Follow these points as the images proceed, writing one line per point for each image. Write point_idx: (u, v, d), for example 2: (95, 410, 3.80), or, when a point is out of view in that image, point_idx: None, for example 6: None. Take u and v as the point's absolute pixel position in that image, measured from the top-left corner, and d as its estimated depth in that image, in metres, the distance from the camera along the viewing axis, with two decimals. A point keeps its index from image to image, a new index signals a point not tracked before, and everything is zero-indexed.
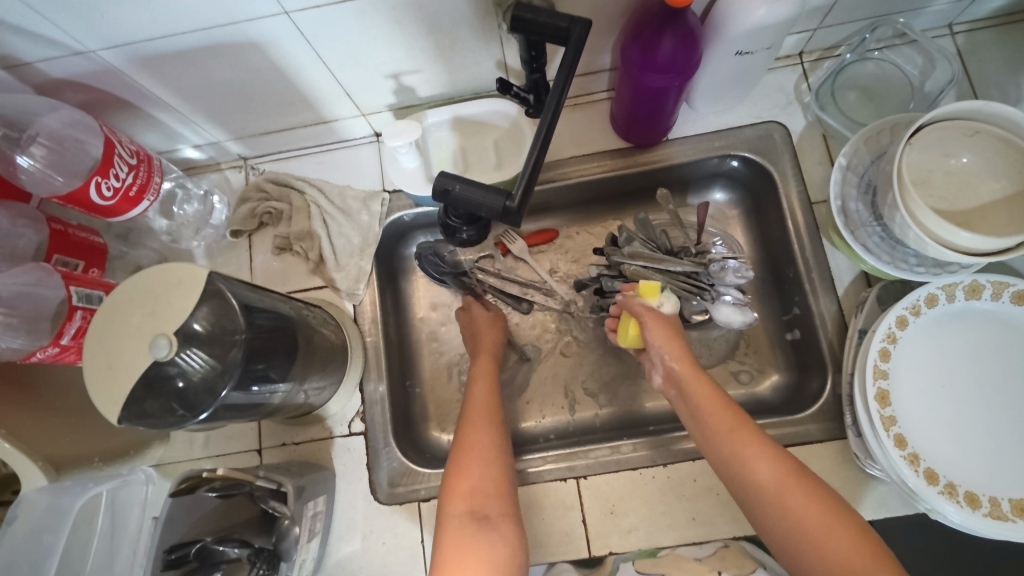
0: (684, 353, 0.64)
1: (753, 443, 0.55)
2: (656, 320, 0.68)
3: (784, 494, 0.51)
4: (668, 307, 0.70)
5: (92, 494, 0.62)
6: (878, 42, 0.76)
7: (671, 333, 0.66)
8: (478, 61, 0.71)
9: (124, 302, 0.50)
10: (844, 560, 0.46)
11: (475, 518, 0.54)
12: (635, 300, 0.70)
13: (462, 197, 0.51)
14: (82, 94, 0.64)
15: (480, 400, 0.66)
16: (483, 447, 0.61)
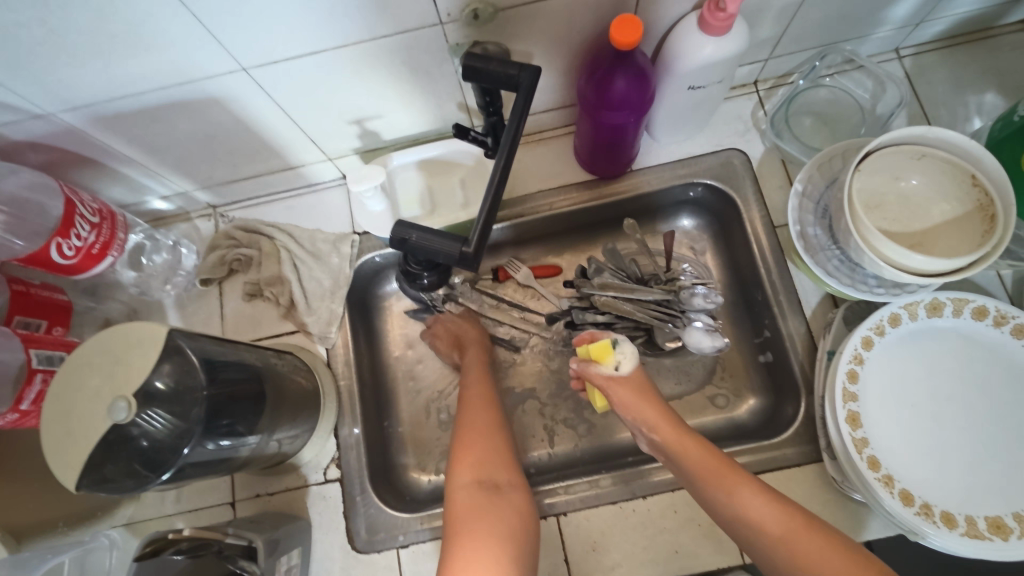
0: (664, 413, 0.65)
1: (751, 489, 0.57)
2: (621, 385, 0.67)
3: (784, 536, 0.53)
4: (627, 364, 0.68)
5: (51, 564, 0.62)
6: (828, 69, 0.79)
7: (642, 398, 0.66)
8: (439, 104, 0.72)
9: (82, 366, 0.50)
10: None
11: (484, 489, 0.58)
12: (592, 368, 0.69)
13: (419, 245, 0.51)
14: (44, 154, 0.64)
15: (477, 400, 0.68)
16: (483, 429, 0.64)
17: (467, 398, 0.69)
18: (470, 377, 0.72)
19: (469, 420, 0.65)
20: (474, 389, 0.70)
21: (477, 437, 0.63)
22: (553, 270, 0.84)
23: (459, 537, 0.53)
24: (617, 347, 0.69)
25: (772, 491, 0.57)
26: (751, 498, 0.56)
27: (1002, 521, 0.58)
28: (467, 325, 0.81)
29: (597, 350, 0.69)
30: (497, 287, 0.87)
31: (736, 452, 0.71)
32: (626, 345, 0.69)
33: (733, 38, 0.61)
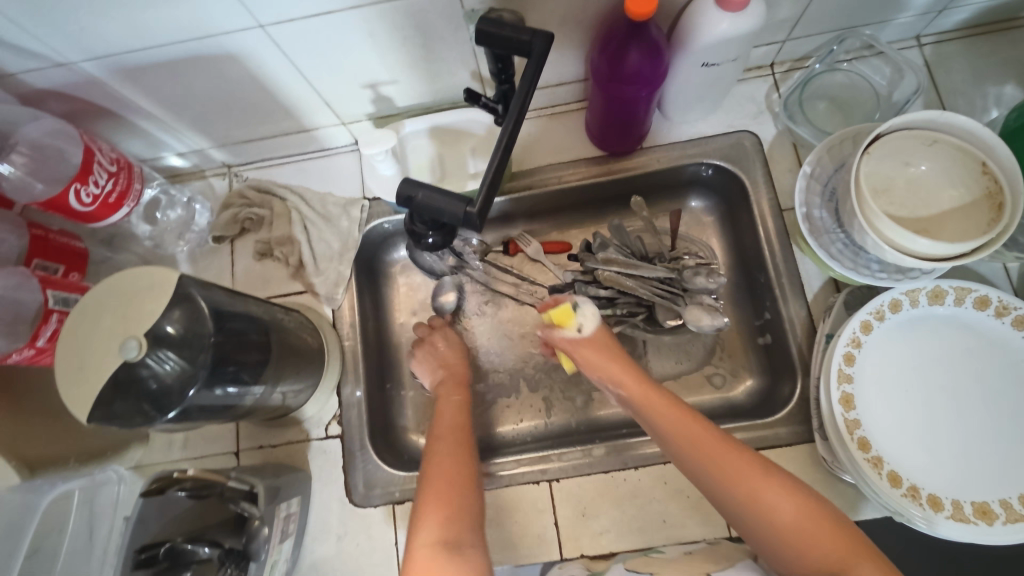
0: (628, 368, 0.65)
1: (728, 452, 0.54)
2: (585, 346, 0.69)
3: (760, 501, 0.51)
4: (589, 324, 0.70)
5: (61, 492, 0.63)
6: (847, 54, 0.78)
7: (606, 356, 0.67)
8: (453, 71, 0.73)
9: (97, 306, 0.51)
10: None
11: (445, 547, 0.49)
12: (556, 334, 0.71)
13: (424, 203, 0.52)
14: (65, 103, 0.65)
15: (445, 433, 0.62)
16: (451, 473, 0.56)
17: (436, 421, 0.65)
18: (444, 414, 0.66)
19: (439, 454, 0.59)
20: (445, 419, 0.65)
21: (443, 478, 0.56)
22: (563, 246, 0.85)
23: None
24: (577, 308, 0.70)
25: (762, 461, 0.54)
26: (731, 465, 0.53)
27: (988, 507, 0.59)
28: (456, 356, 0.77)
29: (558, 315, 0.70)
30: (506, 259, 0.87)
31: (728, 429, 0.72)
32: (586, 307, 0.70)
33: (750, 14, 0.61)
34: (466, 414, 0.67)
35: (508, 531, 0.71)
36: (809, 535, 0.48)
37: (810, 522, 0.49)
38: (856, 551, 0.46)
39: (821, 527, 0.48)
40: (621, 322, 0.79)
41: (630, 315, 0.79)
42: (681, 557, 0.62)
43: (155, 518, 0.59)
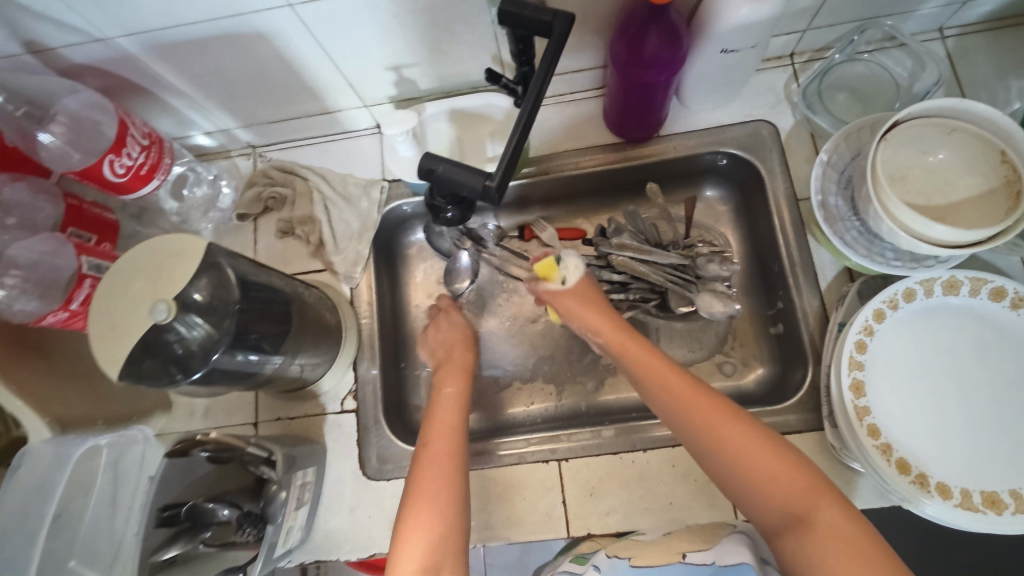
0: (615, 322, 0.69)
1: (709, 403, 0.57)
2: (567, 296, 0.72)
3: (733, 447, 0.53)
4: (573, 276, 0.73)
5: (91, 443, 0.61)
6: (868, 45, 0.78)
7: (586, 306, 0.71)
8: (474, 55, 0.74)
9: (130, 270, 0.54)
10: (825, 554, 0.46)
11: None
12: (543, 286, 0.75)
13: (445, 176, 0.54)
14: (101, 79, 0.68)
15: (432, 477, 0.57)
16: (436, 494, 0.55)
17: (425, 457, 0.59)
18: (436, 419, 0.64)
19: (426, 475, 0.57)
20: (432, 455, 0.59)
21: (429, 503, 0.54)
22: (579, 232, 0.85)
23: None
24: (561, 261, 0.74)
25: (736, 413, 0.56)
26: (711, 414, 0.56)
27: (997, 497, 0.59)
28: (460, 346, 0.77)
29: (544, 269, 0.75)
30: (522, 244, 0.88)
31: None
32: (570, 260, 0.74)
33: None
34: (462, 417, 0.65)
35: (517, 508, 0.73)
36: (775, 479, 0.51)
37: (778, 469, 0.51)
38: (818, 496, 0.49)
39: (790, 472, 0.50)
40: (634, 307, 0.81)
41: (642, 300, 0.80)
42: (660, 539, 0.64)
43: (178, 480, 0.62)
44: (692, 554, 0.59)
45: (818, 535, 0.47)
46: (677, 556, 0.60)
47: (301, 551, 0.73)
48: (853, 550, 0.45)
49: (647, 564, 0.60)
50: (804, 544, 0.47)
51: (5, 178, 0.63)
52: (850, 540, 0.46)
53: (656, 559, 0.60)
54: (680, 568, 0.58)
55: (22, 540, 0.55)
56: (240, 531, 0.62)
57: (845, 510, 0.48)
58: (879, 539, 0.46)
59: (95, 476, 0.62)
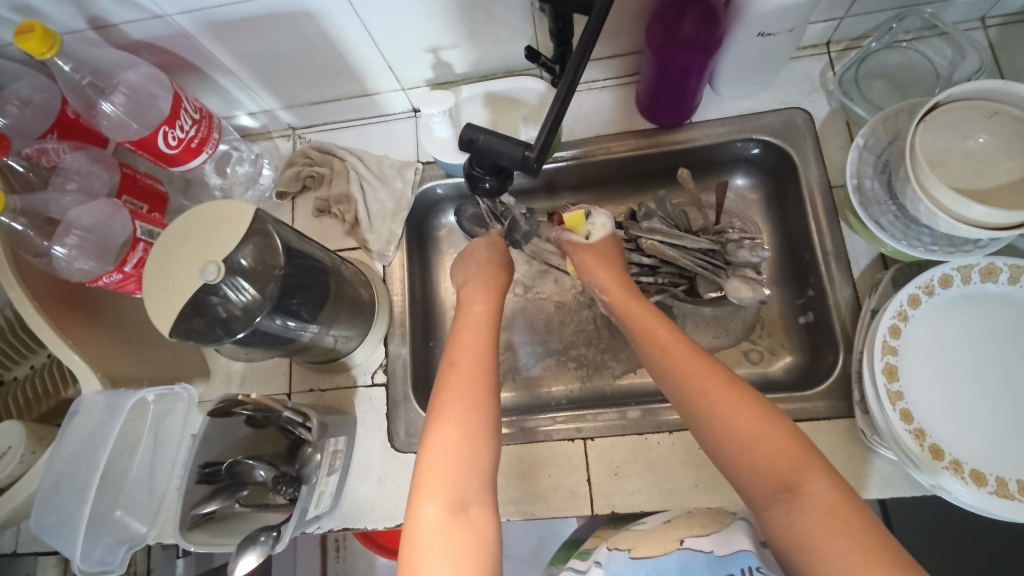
0: (626, 288, 0.70)
1: (712, 374, 0.56)
2: (587, 251, 0.75)
3: (728, 416, 0.53)
4: (597, 233, 0.76)
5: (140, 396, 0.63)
6: (906, 33, 0.77)
7: (600, 265, 0.73)
8: (511, 39, 0.76)
9: (182, 233, 0.56)
10: (812, 533, 0.45)
11: (454, 510, 0.49)
12: (567, 236, 0.78)
13: (485, 147, 0.57)
14: (156, 56, 0.72)
15: (461, 397, 0.55)
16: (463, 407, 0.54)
17: (449, 388, 0.56)
18: (463, 330, 0.63)
19: (450, 381, 0.56)
20: (459, 373, 0.57)
21: (457, 418, 0.53)
22: None
23: (409, 549, 0.47)
24: (589, 216, 0.77)
25: (741, 387, 0.55)
26: (708, 384, 0.55)
27: None
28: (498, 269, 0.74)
29: (570, 220, 0.77)
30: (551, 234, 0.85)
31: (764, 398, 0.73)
32: (598, 217, 0.77)
33: None
34: (490, 330, 0.63)
35: (541, 484, 0.74)
36: (767, 449, 0.50)
37: (771, 439, 0.50)
38: (811, 469, 0.48)
39: (783, 445, 0.50)
40: (661, 291, 0.82)
41: (671, 285, 0.81)
42: (659, 528, 0.62)
43: (218, 439, 0.64)
44: (691, 541, 0.57)
45: (802, 506, 0.46)
46: (676, 544, 0.57)
47: (329, 518, 0.75)
48: (840, 522, 0.44)
49: (645, 554, 0.57)
50: (793, 519, 0.46)
51: (66, 148, 0.68)
52: (838, 514, 0.45)
53: (653, 548, 0.58)
54: (678, 555, 0.55)
55: (73, 492, 0.60)
56: (275, 488, 0.64)
57: (836, 486, 0.47)
58: (868, 516, 0.45)
59: (141, 435, 0.65)
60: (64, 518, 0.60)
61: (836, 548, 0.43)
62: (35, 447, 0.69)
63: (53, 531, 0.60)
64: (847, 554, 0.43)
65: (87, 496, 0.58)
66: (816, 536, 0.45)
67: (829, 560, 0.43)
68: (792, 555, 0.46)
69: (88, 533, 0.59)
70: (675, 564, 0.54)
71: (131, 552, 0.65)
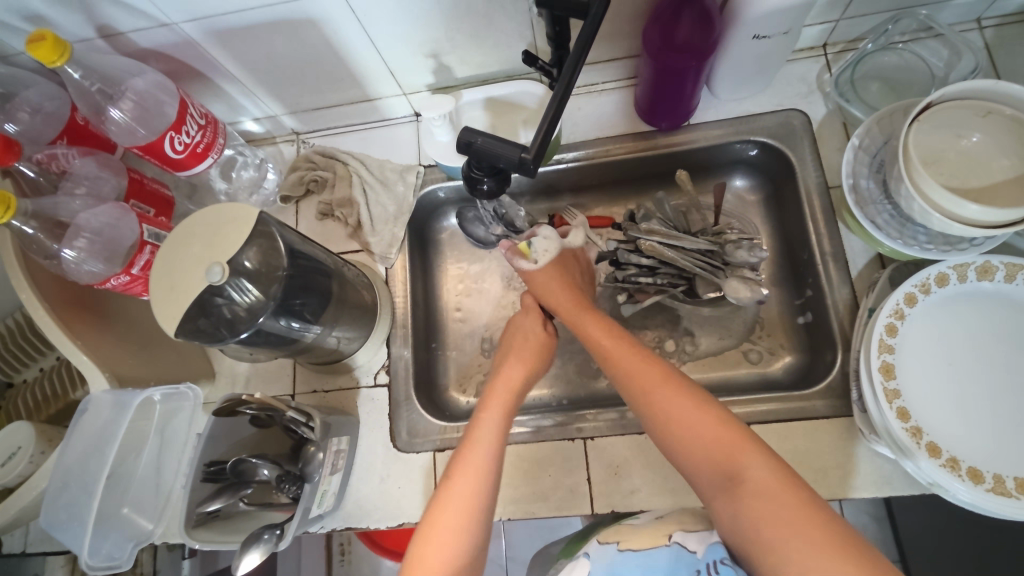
0: (572, 296, 0.74)
1: (654, 374, 0.61)
2: (536, 276, 0.77)
3: (676, 415, 0.57)
4: (544, 258, 0.77)
5: (148, 394, 0.64)
6: (902, 35, 0.78)
7: (549, 285, 0.76)
8: (510, 45, 0.77)
9: (188, 236, 0.58)
10: (752, 516, 0.48)
11: None
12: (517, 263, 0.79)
13: (484, 149, 0.58)
14: (163, 64, 0.73)
15: (456, 509, 0.55)
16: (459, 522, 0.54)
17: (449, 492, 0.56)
18: (480, 435, 0.61)
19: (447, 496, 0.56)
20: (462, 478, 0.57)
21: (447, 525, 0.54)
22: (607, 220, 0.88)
23: None
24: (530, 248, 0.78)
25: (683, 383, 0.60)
26: (659, 388, 0.59)
27: None
28: (524, 359, 0.72)
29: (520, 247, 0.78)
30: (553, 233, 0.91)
31: (763, 397, 0.73)
32: (541, 242, 0.77)
33: None
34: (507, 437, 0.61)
35: (542, 483, 0.74)
36: (707, 439, 0.54)
37: (707, 428, 0.55)
38: (749, 455, 0.52)
39: (724, 437, 0.54)
40: (661, 291, 0.82)
41: (670, 286, 0.81)
42: (652, 523, 0.62)
43: (223, 439, 0.66)
44: (679, 536, 0.58)
45: (745, 492, 0.50)
46: (666, 539, 0.58)
47: (332, 517, 0.75)
48: (782, 507, 0.47)
49: (636, 547, 0.58)
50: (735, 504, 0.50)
51: (75, 153, 0.69)
52: (778, 498, 0.48)
53: (644, 542, 0.59)
54: (668, 551, 0.57)
55: (83, 488, 0.61)
56: (280, 487, 0.65)
57: (773, 468, 0.50)
58: (807, 493, 0.48)
59: (148, 433, 0.66)
60: (74, 513, 0.61)
61: (779, 531, 0.47)
62: (44, 447, 0.70)
63: (62, 526, 0.61)
64: (790, 538, 0.46)
65: (95, 492, 0.60)
66: (761, 522, 0.48)
67: (776, 550, 0.46)
68: (745, 541, 0.49)
69: (96, 528, 0.60)
70: (664, 560, 0.56)
71: (137, 549, 0.66)
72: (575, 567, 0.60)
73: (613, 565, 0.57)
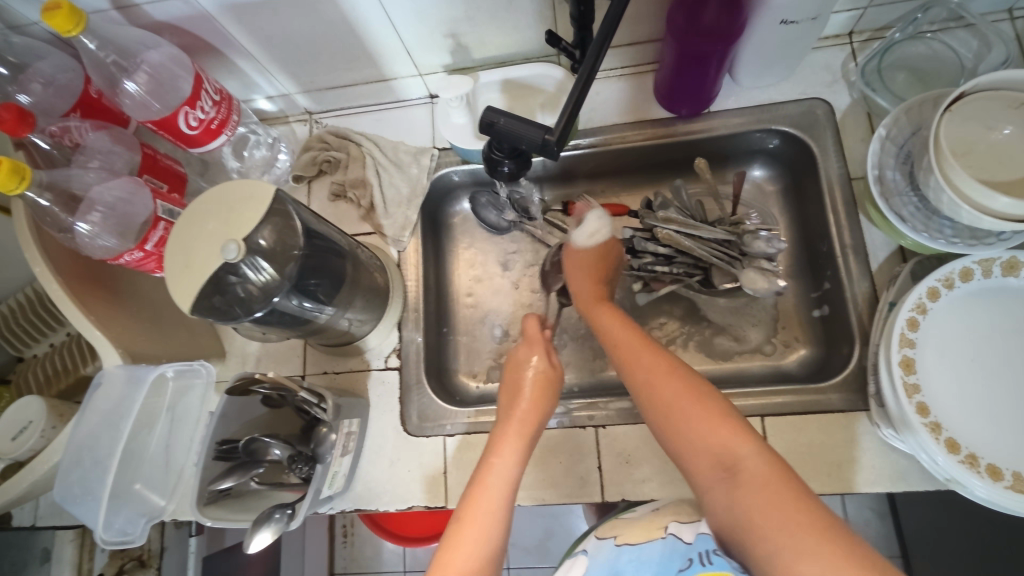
0: (596, 271, 0.74)
1: (654, 359, 0.59)
2: (579, 257, 0.74)
3: (674, 404, 0.54)
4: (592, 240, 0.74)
5: (160, 370, 0.64)
6: (931, 24, 0.76)
7: (588, 271, 0.74)
8: (530, 25, 0.75)
9: (203, 211, 0.57)
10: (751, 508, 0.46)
11: None
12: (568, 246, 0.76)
13: (505, 130, 0.57)
14: (178, 38, 0.72)
15: (476, 512, 0.52)
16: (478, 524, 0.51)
17: (475, 496, 0.54)
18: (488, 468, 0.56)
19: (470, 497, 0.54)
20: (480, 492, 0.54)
21: (469, 523, 0.52)
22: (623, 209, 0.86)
23: None
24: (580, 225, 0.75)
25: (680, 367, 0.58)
26: (654, 377, 0.57)
27: None
28: (534, 396, 0.62)
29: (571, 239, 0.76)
30: None
31: (780, 389, 0.72)
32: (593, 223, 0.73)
33: None
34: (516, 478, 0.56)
35: (553, 470, 0.74)
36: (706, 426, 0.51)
37: (699, 414, 0.52)
38: (744, 444, 0.49)
39: (722, 429, 0.51)
40: (677, 280, 0.81)
41: (686, 275, 0.80)
42: (647, 515, 0.62)
43: (235, 417, 0.66)
44: (675, 526, 0.57)
45: (740, 484, 0.47)
46: (661, 531, 0.57)
47: (342, 499, 0.75)
48: (776, 499, 0.45)
49: (630, 542, 0.58)
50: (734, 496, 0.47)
51: (88, 126, 0.68)
52: (772, 490, 0.46)
53: (640, 534, 0.59)
54: (660, 544, 0.56)
55: (96, 463, 0.61)
56: (291, 466, 0.65)
57: (771, 460, 0.48)
58: (801, 486, 0.46)
59: (159, 412, 0.66)
60: (88, 488, 0.61)
61: (774, 520, 0.44)
62: (55, 422, 0.70)
63: (76, 501, 0.61)
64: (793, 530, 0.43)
65: (111, 466, 0.60)
66: (759, 515, 0.45)
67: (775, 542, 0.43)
68: (737, 533, 0.47)
69: (111, 504, 0.60)
70: (656, 553, 0.55)
71: (150, 525, 0.66)
72: (574, 564, 0.61)
73: (606, 561, 0.58)
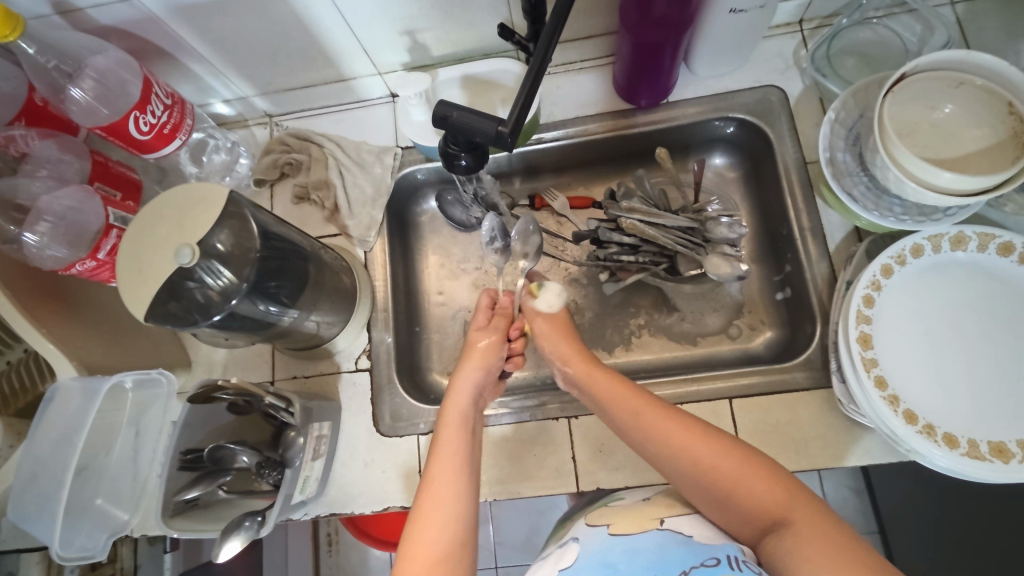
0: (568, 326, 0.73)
1: (657, 413, 0.59)
2: (544, 319, 0.75)
3: (696, 460, 0.55)
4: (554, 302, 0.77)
5: (116, 380, 0.62)
6: (876, 10, 0.78)
7: (559, 334, 0.73)
8: (487, 20, 0.75)
9: (157, 216, 0.56)
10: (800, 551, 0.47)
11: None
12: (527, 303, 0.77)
13: (459, 122, 0.58)
14: (126, 42, 0.70)
15: (446, 478, 0.55)
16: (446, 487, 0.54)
17: (432, 474, 0.56)
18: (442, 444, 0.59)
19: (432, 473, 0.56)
20: (443, 464, 0.56)
21: (440, 486, 0.54)
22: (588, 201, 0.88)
23: None
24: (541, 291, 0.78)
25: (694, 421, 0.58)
26: (678, 435, 0.57)
27: (1004, 446, 0.59)
28: (481, 360, 0.69)
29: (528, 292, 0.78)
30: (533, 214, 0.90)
31: (746, 370, 0.74)
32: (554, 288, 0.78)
33: None
34: (467, 454, 0.58)
35: (527, 462, 0.74)
36: (736, 482, 0.52)
37: (725, 463, 0.54)
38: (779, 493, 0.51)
39: (771, 486, 0.51)
40: (642, 270, 0.81)
41: (652, 263, 0.80)
42: (638, 506, 0.63)
43: (199, 426, 0.65)
44: (670, 520, 0.58)
45: (801, 535, 0.48)
46: (655, 523, 0.58)
47: (316, 504, 0.74)
48: (823, 546, 0.46)
49: (626, 532, 0.58)
50: (787, 546, 0.48)
51: (34, 135, 0.67)
52: (827, 541, 0.46)
53: (631, 526, 0.58)
54: (657, 536, 0.56)
55: (52, 480, 0.60)
56: (260, 472, 0.64)
57: (819, 512, 0.49)
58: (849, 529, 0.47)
59: (119, 425, 0.64)
60: (44, 506, 0.59)
61: (822, 563, 0.45)
62: (12, 441, 0.71)
63: (32, 519, 0.60)
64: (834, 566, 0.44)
65: (66, 482, 0.58)
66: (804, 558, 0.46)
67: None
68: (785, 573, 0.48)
69: (66, 521, 0.59)
70: (650, 543, 0.55)
71: (113, 540, 0.65)
72: (566, 551, 0.60)
73: (600, 549, 0.56)
